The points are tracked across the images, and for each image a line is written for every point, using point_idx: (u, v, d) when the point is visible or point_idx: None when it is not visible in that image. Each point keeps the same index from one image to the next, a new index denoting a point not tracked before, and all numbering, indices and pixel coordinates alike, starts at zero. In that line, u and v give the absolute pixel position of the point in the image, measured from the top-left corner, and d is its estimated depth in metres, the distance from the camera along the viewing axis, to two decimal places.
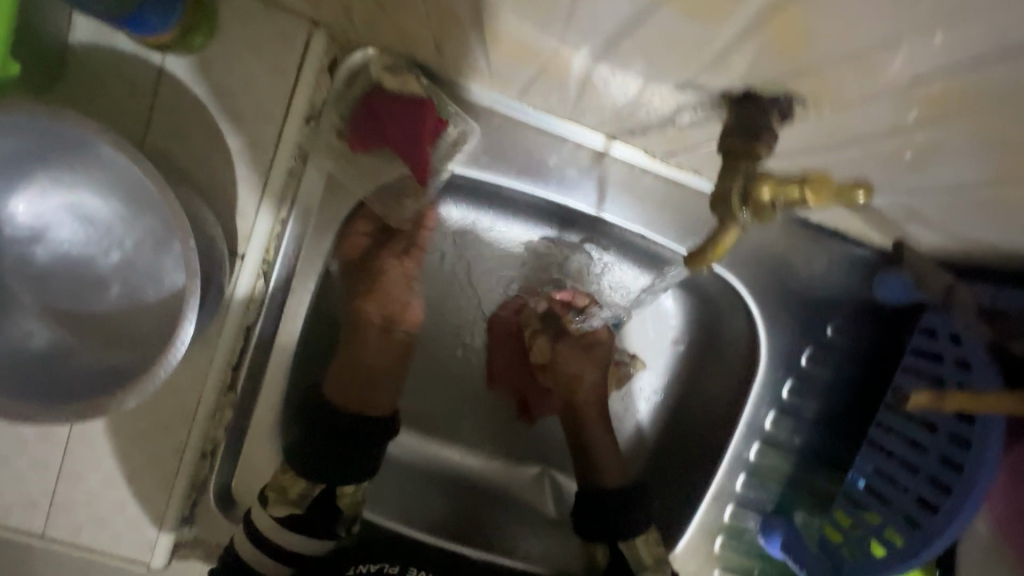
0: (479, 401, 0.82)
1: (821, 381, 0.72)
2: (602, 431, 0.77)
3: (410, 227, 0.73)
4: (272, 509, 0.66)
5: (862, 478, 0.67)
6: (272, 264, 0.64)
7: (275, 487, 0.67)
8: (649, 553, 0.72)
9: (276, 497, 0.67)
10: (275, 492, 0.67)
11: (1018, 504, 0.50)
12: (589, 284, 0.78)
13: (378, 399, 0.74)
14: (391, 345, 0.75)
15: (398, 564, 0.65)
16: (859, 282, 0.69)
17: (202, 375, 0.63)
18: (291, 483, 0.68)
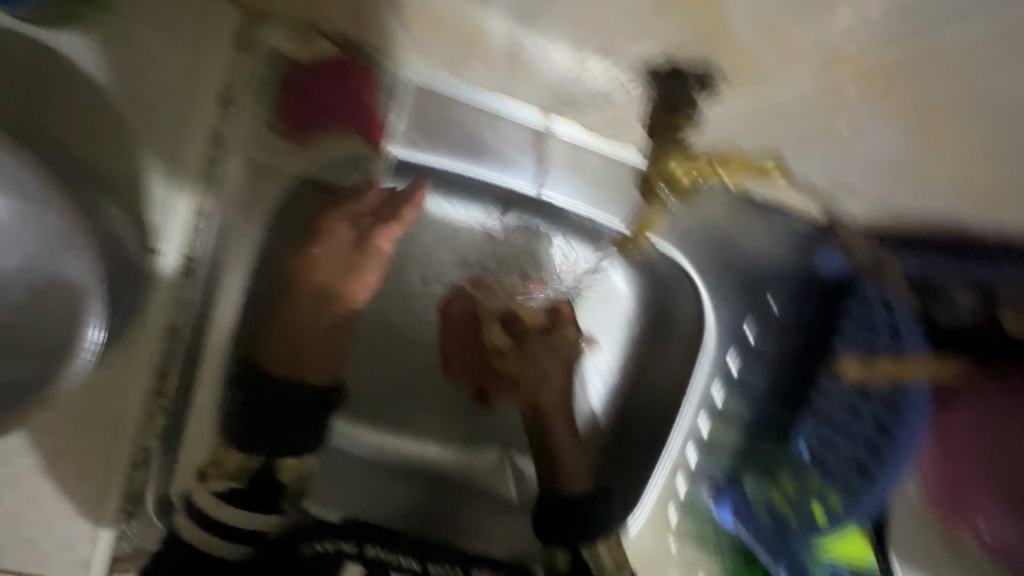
0: (432, 392, 0.79)
1: (767, 354, 0.73)
2: (567, 434, 0.80)
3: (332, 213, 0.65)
4: (210, 483, 0.65)
5: (805, 445, 0.69)
6: (195, 260, 0.60)
7: (216, 462, 0.65)
8: (611, 558, 0.76)
9: (218, 475, 0.65)
10: (214, 465, 0.65)
11: (946, 466, 0.52)
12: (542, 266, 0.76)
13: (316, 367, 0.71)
14: (327, 321, 0.69)
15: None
16: (798, 257, 0.68)
17: (127, 380, 0.60)
18: (232, 458, 0.66)
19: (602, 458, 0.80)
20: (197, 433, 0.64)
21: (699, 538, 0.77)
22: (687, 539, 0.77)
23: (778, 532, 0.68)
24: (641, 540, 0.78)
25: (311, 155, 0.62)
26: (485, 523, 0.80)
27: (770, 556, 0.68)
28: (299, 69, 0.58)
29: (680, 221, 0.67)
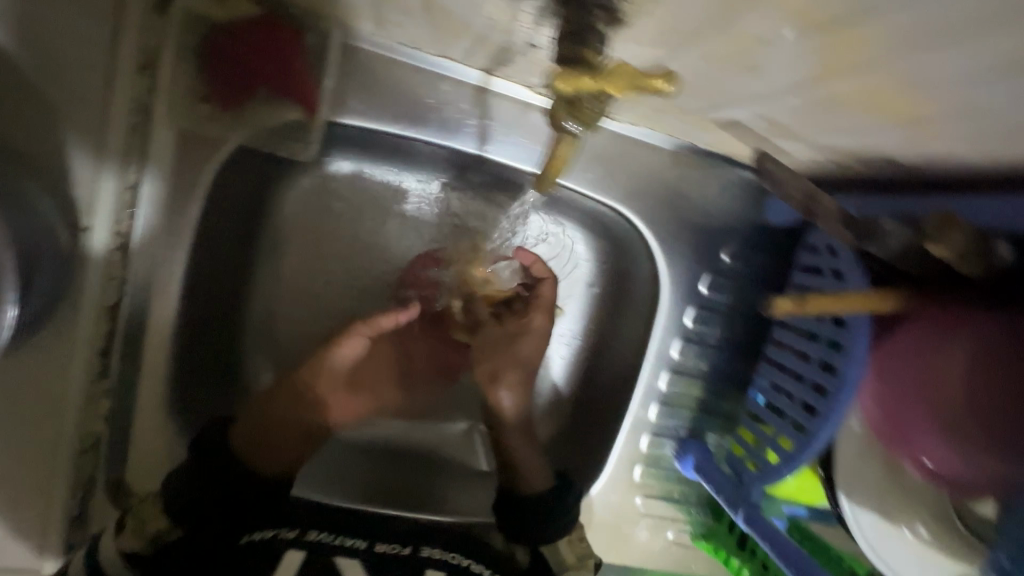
0: (398, 366, 0.79)
1: (723, 307, 0.74)
2: (531, 454, 0.76)
3: (290, 189, 0.67)
4: (121, 540, 0.58)
5: (761, 394, 0.70)
6: (129, 235, 0.60)
7: (139, 521, 0.59)
8: (571, 552, 0.73)
9: (134, 528, 0.59)
10: (135, 520, 0.60)
11: (888, 401, 0.53)
12: (509, 236, 0.73)
13: (284, 451, 0.70)
14: (301, 426, 0.72)
15: (296, 528, 0.62)
16: (749, 209, 0.71)
17: (62, 364, 0.57)
18: (155, 519, 0.60)
19: (570, 425, 0.80)
20: (146, 408, 0.65)
21: (663, 493, 0.79)
22: (651, 495, 0.79)
23: (734, 478, 0.70)
24: (607, 506, 0.79)
25: (243, 123, 0.61)
26: (452, 496, 0.79)
27: (728, 504, 0.67)
28: (223, 33, 0.57)
29: (631, 176, 0.70)
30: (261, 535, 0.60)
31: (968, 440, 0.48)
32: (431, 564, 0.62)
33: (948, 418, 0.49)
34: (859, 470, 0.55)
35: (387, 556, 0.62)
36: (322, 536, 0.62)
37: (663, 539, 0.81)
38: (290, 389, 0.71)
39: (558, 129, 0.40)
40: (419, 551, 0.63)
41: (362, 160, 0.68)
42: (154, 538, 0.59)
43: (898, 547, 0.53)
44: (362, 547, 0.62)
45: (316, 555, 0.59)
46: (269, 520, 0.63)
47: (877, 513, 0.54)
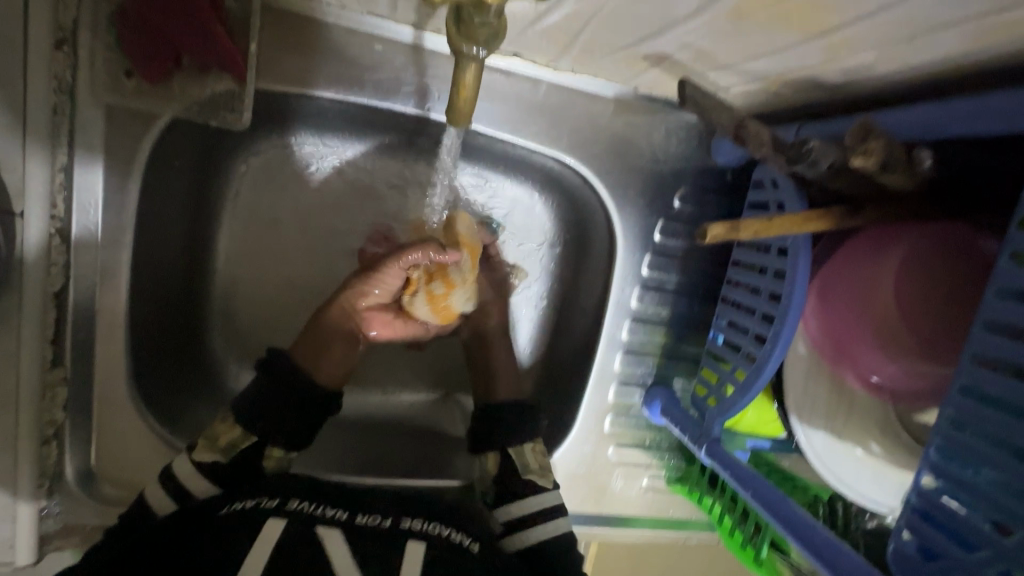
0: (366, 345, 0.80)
1: (678, 253, 0.75)
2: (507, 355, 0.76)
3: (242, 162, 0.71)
4: (196, 455, 0.59)
5: (719, 334, 0.71)
6: (66, 219, 0.59)
7: (209, 434, 0.61)
8: (536, 460, 0.69)
9: (203, 443, 0.60)
10: (205, 438, 0.61)
11: (829, 323, 0.54)
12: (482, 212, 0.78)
13: (331, 363, 0.66)
14: (344, 353, 0.68)
15: (277, 497, 0.56)
16: (697, 153, 0.73)
17: (14, 354, 0.57)
18: (225, 433, 0.61)
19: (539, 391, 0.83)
20: (109, 398, 0.63)
21: (635, 441, 0.81)
22: (624, 444, 0.80)
23: (699, 418, 0.70)
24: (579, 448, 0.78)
25: (174, 95, 0.60)
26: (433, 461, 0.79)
27: (692, 441, 0.67)
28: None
29: (579, 127, 0.70)
30: (241, 505, 0.55)
31: (903, 348, 0.50)
32: (411, 535, 0.55)
33: (882, 331, 0.51)
34: (808, 394, 0.56)
35: (365, 526, 0.55)
36: (302, 506, 0.55)
37: (639, 486, 0.82)
38: (337, 320, 0.68)
39: (456, 56, 0.41)
40: (400, 522, 0.57)
41: (322, 137, 0.72)
42: (228, 448, 0.60)
43: (851, 466, 0.56)
44: (341, 517, 0.55)
45: (295, 524, 0.53)
46: (252, 491, 0.58)
47: (828, 432, 0.56)
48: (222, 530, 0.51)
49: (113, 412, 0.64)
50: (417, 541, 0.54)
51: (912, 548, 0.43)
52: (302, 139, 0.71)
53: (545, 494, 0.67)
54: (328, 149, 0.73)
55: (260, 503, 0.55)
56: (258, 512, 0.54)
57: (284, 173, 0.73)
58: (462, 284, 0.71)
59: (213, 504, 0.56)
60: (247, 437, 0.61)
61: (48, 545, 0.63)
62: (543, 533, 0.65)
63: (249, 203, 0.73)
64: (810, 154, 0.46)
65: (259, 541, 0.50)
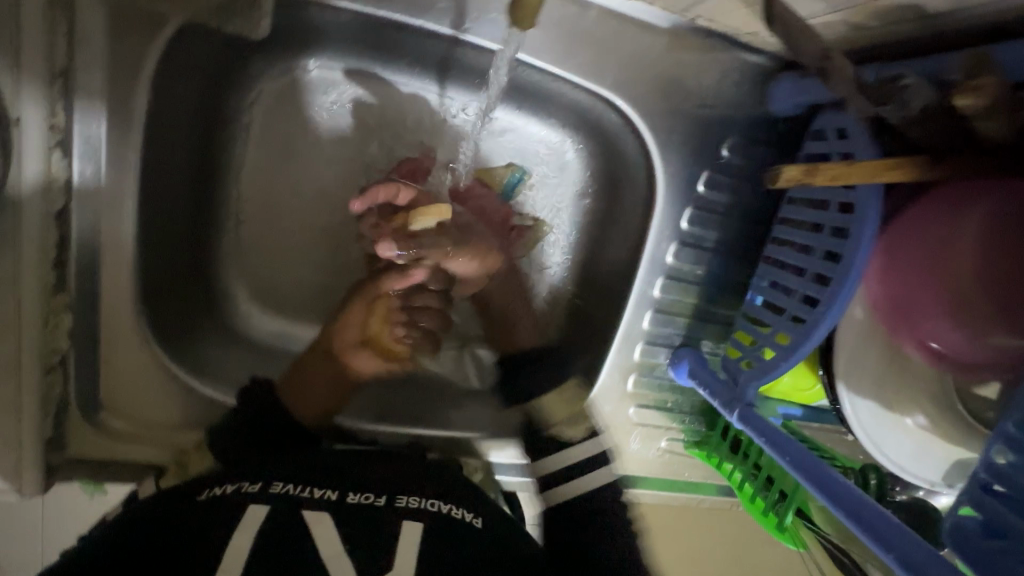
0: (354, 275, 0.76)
1: (720, 208, 0.70)
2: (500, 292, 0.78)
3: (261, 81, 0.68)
4: (162, 481, 0.60)
5: (758, 295, 0.67)
6: (68, 133, 0.54)
7: (181, 461, 0.62)
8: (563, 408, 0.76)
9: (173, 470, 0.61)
10: (177, 466, 0.62)
11: (892, 286, 0.51)
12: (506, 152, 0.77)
13: (310, 402, 0.67)
14: (328, 381, 0.68)
15: (260, 481, 0.53)
16: (753, 98, 0.67)
17: (13, 276, 0.53)
18: (195, 460, 0.61)
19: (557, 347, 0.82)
20: (116, 328, 0.60)
21: (657, 402, 0.78)
22: (645, 405, 0.78)
23: (728, 382, 0.67)
24: (511, 466, 0.75)
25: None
26: (447, 414, 0.77)
27: (722, 405, 0.64)
28: None
29: (628, 62, 0.64)
30: (221, 490, 0.52)
31: (981, 315, 0.46)
32: (406, 516, 0.54)
33: (958, 299, 0.47)
34: (859, 360, 0.53)
35: (358, 506, 0.53)
36: (288, 489, 0.53)
37: (657, 448, 0.80)
38: (315, 363, 0.67)
39: None
40: (395, 500, 0.55)
41: (345, 64, 0.70)
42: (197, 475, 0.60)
43: (896, 436, 0.53)
44: (331, 498, 0.53)
45: (281, 510, 0.51)
46: (235, 472, 0.55)
47: (875, 400, 0.53)
48: (206, 519, 0.50)
49: (120, 345, 0.61)
50: (413, 522, 0.53)
51: (972, 523, 0.40)
52: (319, 58, 0.69)
53: (578, 445, 0.74)
54: (349, 75, 0.71)
55: (240, 489, 0.52)
56: (241, 498, 0.51)
57: (303, 98, 0.71)
58: (396, 325, 0.70)
59: (194, 486, 0.54)
60: (207, 464, 0.61)
61: (54, 475, 0.61)
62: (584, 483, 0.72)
63: (263, 132, 0.71)
64: (903, 91, 0.45)
65: (241, 535, 0.49)
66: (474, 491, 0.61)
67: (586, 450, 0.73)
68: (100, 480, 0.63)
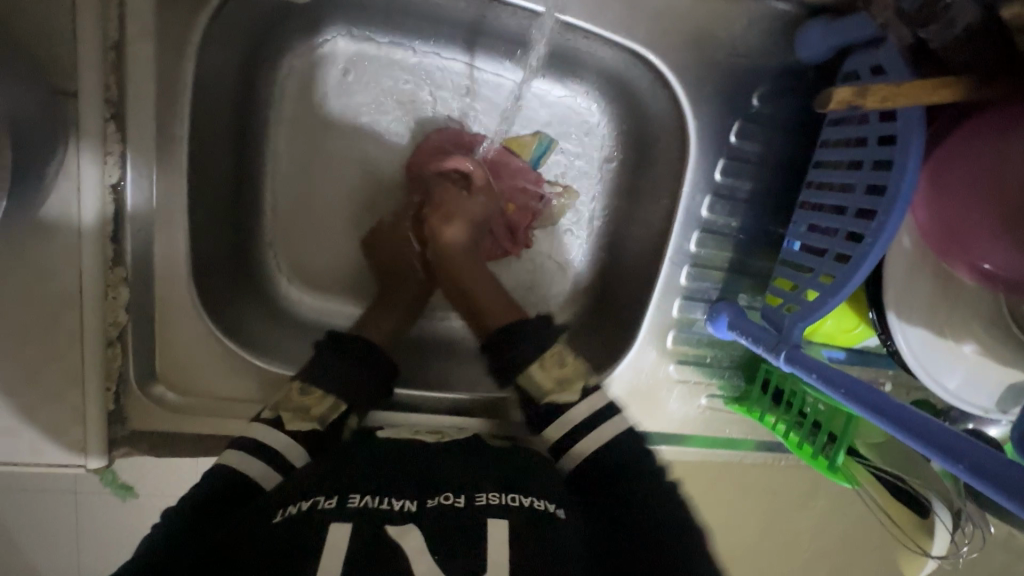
0: (383, 241, 0.76)
1: (754, 158, 0.71)
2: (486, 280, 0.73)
3: (301, 61, 0.73)
4: (293, 424, 0.61)
5: (796, 241, 0.67)
6: (120, 106, 0.56)
7: (294, 405, 0.62)
8: (546, 378, 0.65)
9: (296, 414, 0.62)
10: (295, 409, 0.62)
11: (943, 212, 0.51)
12: (530, 116, 0.81)
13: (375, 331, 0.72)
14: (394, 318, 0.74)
15: (336, 496, 0.51)
16: (783, 47, 0.67)
17: (77, 247, 0.55)
18: (317, 404, 0.63)
19: (590, 315, 0.84)
20: (171, 300, 0.61)
21: (696, 358, 0.78)
22: (684, 362, 0.78)
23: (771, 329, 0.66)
24: None
25: None
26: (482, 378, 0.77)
27: (767, 351, 0.63)
28: None
29: (659, 14, 0.65)
30: (296, 509, 0.50)
31: None
32: (490, 513, 0.51)
33: (1006, 216, 0.48)
34: (909, 289, 0.53)
35: (439, 510, 0.51)
36: (365, 502, 0.51)
37: (697, 405, 0.79)
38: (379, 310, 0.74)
39: None
40: (475, 500, 0.52)
41: (378, 38, 0.74)
42: (323, 418, 0.63)
43: (953, 365, 0.53)
44: (411, 509, 0.51)
45: (362, 526, 0.48)
46: (305, 490, 0.53)
47: (926, 328, 0.53)
48: (291, 542, 0.46)
49: (174, 318, 0.62)
50: (498, 519, 0.50)
51: None
52: (352, 32, 0.73)
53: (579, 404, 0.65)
54: (381, 49, 0.75)
55: (315, 505, 0.50)
56: (319, 516, 0.49)
57: (337, 72, 0.75)
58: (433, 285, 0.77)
59: (264, 513, 0.50)
60: (338, 406, 0.64)
61: (116, 450, 0.62)
62: (596, 439, 0.63)
63: (298, 105, 0.74)
64: (948, 10, 0.46)
65: (329, 556, 0.45)
66: (554, 482, 0.58)
67: (590, 409, 0.65)
68: (159, 454, 0.64)
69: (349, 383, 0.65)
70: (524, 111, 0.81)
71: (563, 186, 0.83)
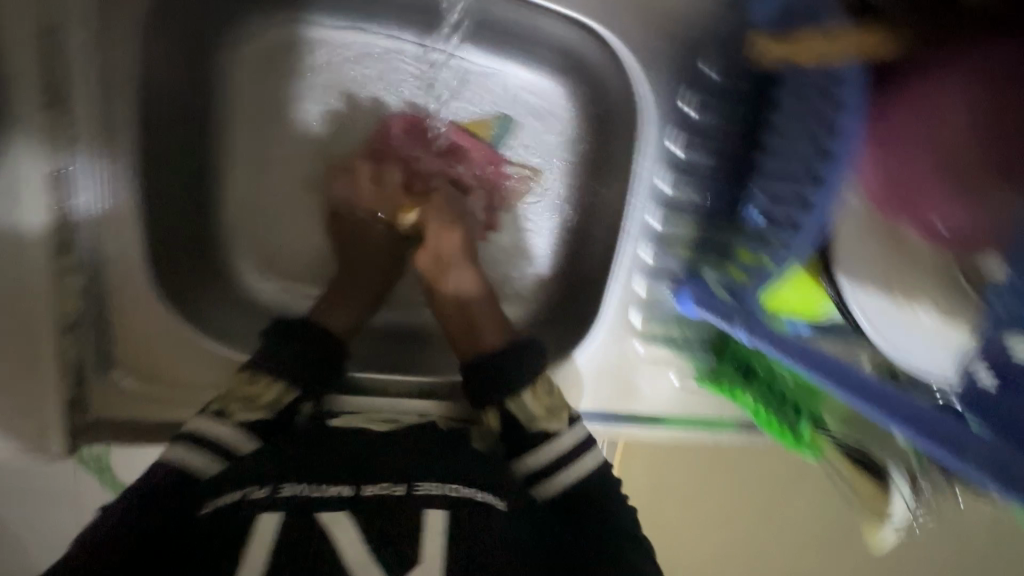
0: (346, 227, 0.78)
1: (712, 129, 0.71)
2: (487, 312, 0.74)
3: (262, 51, 0.75)
4: (239, 416, 0.60)
5: (757, 211, 0.64)
6: (67, 90, 0.57)
7: (240, 396, 0.62)
8: (537, 406, 0.66)
9: (241, 404, 0.61)
10: (240, 399, 0.61)
11: (891, 170, 0.50)
12: (493, 97, 0.80)
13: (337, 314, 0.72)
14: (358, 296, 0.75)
15: (269, 485, 0.52)
16: (730, 17, 0.68)
17: (21, 237, 0.55)
18: (264, 392, 0.63)
19: (562, 297, 0.83)
20: (127, 284, 0.62)
21: (664, 336, 0.76)
22: (652, 340, 0.76)
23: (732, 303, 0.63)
24: None
25: None
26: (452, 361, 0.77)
27: (726, 323, 0.62)
28: None
29: None
30: (228, 501, 0.51)
31: (977, 182, 0.46)
32: (428, 502, 0.51)
33: (956, 169, 0.47)
34: (857, 253, 0.52)
35: (375, 497, 0.50)
36: (298, 490, 0.51)
37: (668, 384, 0.78)
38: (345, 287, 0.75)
39: None
40: (415, 488, 0.52)
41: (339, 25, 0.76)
42: (271, 405, 0.63)
43: (904, 331, 0.50)
44: (346, 495, 0.50)
45: (291, 515, 0.48)
46: (240, 479, 0.53)
47: (883, 295, 0.50)
48: (218, 536, 0.47)
49: (131, 303, 0.63)
50: (435, 508, 0.50)
51: None
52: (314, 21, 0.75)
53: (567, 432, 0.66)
54: (341, 35, 0.76)
55: (246, 495, 0.50)
56: (249, 508, 0.49)
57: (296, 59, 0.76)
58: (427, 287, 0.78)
59: (200, 508, 0.52)
60: (288, 391, 0.64)
61: (80, 439, 0.63)
62: (581, 467, 0.65)
63: (259, 94, 0.75)
64: None
65: (253, 549, 0.45)
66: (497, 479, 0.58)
67: (576, 438, 0.66)
68: (124, 442, 0.65)
69: (298, 368, 0.65)
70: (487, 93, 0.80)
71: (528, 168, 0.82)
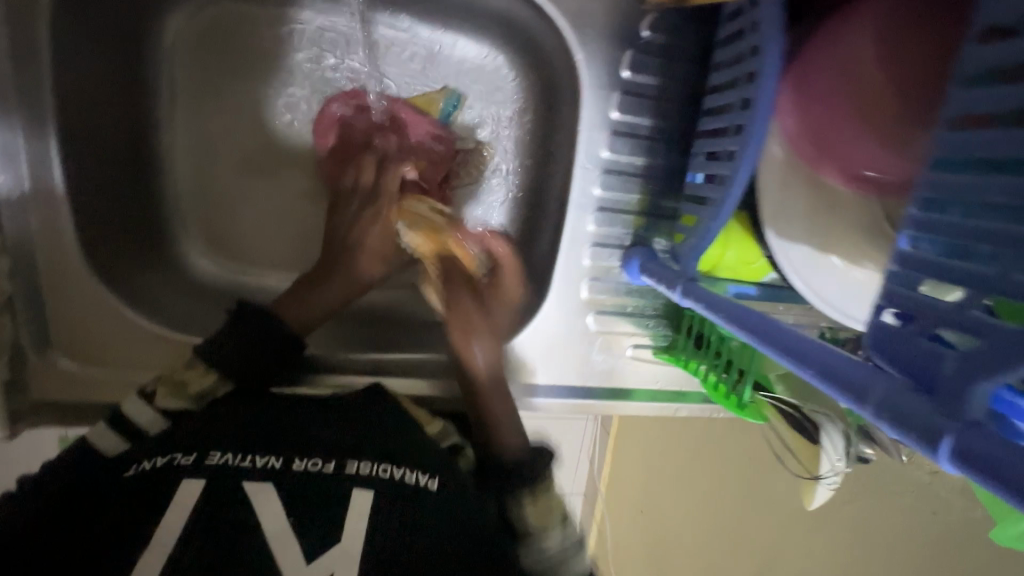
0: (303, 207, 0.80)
1: (650, 92, 0.69)
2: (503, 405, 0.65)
3: (196, 31, 0.75)
4: (162, 402, 0.57)
5: (697, 173, 0.63)
6: None
7: (170, 382, 0.59)
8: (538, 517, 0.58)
9: (168, 390, 0.58)
10: (168, 384, 0.58)
11: (810, 117, 0.48)
12: (436, 72, 0.80)
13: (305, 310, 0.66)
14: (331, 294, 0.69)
15: (196, 453, 0.50)
16: None
17: None
18: (195, 379, 0.59)
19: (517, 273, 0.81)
20: (58, 263, 0.62)
21: (617, 308, 0.74)
22: (605, 313, 0.74)
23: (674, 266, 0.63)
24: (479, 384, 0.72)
25: None
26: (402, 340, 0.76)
27: (665, 287, 0.60)
28: None
29: None
30: (150, 465, 0.49)
31: (892, 126, 0.44)
32: (356, 483, 0.49)
33: (867, 114, 0.45)
34: (785, 203, 0.50)
35: (303, 474, 0.49)
36: (225, 459, 0.49)
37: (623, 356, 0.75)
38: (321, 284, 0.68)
39: None
40: (344, 467, 0.50)
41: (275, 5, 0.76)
42: (199, 396, 0.59)
43: (834, 280, 0.50)
44: (273, 468, 0.49)
45: (213, 487, 0.47)
46: (167, 443, 0.52)
47: (806, 245, 0.50)
48: (138, 497, 0.46)
49: (62, 283, 0.63)
50: (363, 489, 0.49)
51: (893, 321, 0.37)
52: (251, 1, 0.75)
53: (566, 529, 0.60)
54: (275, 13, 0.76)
55: (172, 461, 0.49)
56: (171, 474, 0.48)
57: (232, 38, 0.76)
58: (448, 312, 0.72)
59: (121, 465, 0.51)
60: (221, 381, 0.59)
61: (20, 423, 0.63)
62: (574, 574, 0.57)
63: (195, 73, 0.75)
64: None
65: (172, 514, 0.45)
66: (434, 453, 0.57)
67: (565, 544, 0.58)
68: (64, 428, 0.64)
69: (237, 357, 0.59)
70: (432, 67, 0.79)
71: (474, 142, 0.80)
